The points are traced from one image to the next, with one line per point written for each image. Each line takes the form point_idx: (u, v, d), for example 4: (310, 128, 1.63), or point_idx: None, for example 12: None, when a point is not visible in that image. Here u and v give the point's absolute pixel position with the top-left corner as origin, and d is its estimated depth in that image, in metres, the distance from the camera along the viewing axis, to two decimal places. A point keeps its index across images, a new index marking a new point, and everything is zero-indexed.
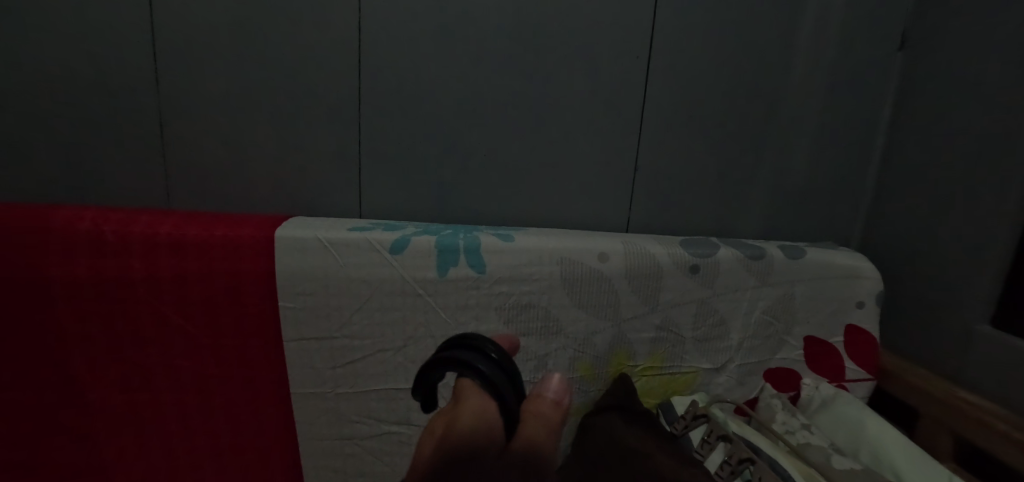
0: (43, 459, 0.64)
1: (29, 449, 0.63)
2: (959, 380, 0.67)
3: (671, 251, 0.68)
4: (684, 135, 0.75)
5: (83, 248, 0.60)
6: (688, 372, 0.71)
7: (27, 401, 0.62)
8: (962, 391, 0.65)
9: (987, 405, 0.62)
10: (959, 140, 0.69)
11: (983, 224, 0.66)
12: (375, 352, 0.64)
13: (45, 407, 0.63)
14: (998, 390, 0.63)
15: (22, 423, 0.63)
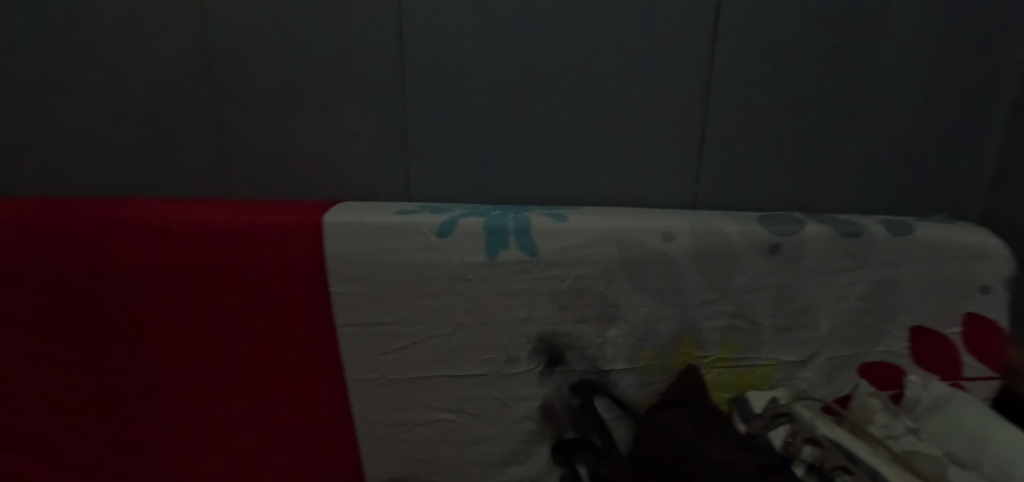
0: (126, 434, 0.68)
1: (113, 426, 0.68)
2: None
3: (745, 229, 0.59)
4: (760, 100, 0.66)
5: (147, 239, 0.62)
6: (766, 365, 0.64)
7: (110, 381, 0.67)
8: None
9: None
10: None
11: None
12: (425, 339, 0.62)
13: (125, 386, 0.67)
14: None
15: (107, 400, 0.67)
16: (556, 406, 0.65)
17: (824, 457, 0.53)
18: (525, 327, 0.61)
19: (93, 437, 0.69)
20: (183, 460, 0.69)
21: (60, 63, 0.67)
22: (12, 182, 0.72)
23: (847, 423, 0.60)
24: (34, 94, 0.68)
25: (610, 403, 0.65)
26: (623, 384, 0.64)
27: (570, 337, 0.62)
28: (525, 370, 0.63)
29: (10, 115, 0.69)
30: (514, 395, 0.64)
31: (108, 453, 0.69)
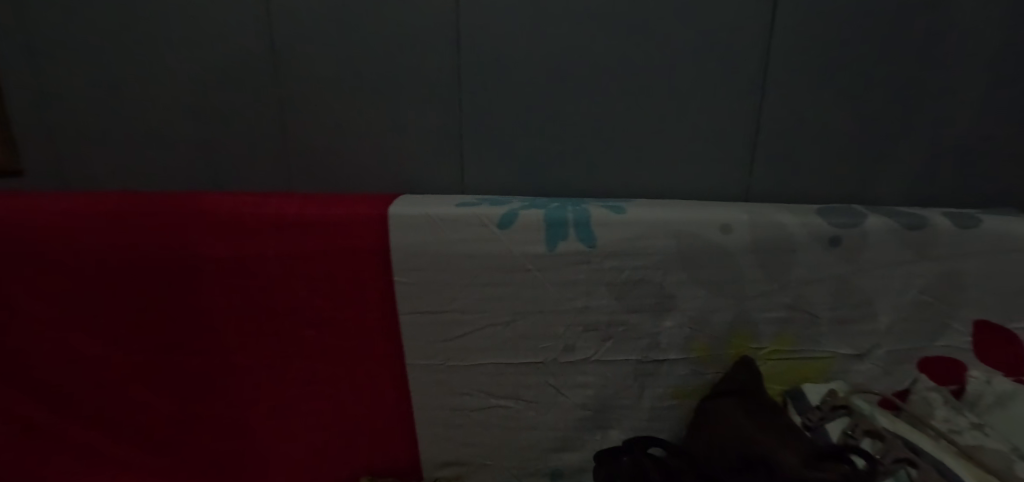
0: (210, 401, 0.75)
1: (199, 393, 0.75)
2: None
3: (805, 221, 0.59)
4: (818, 92, 0.66)
5: (226, 228, 0.67)
6: (823, 357, 0.64)
7: (194, 356, 0.73)
8: None
9: None
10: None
11: None
12: (485, 326, 0.64)
13: (208, 361, 0.73)
14: None
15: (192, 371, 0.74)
16: (610, 395, 0.66)
17: (885, 450, 0.54)
18: (581, 316, 0.63)
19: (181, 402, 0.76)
20: (261, 428, 0.75)
21: (144, 65, 0.72)
22: (109, 174, 0.80)
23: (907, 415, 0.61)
24: (125, 94, 0.74)
25: (664, 392, 0.66)
26: (677, 374, 0.65)
27: (626, 327, 0.63)
28: (581, 359, 0.65)
29: (104, 114, 0.76)
30: (570, 383, 0.66)
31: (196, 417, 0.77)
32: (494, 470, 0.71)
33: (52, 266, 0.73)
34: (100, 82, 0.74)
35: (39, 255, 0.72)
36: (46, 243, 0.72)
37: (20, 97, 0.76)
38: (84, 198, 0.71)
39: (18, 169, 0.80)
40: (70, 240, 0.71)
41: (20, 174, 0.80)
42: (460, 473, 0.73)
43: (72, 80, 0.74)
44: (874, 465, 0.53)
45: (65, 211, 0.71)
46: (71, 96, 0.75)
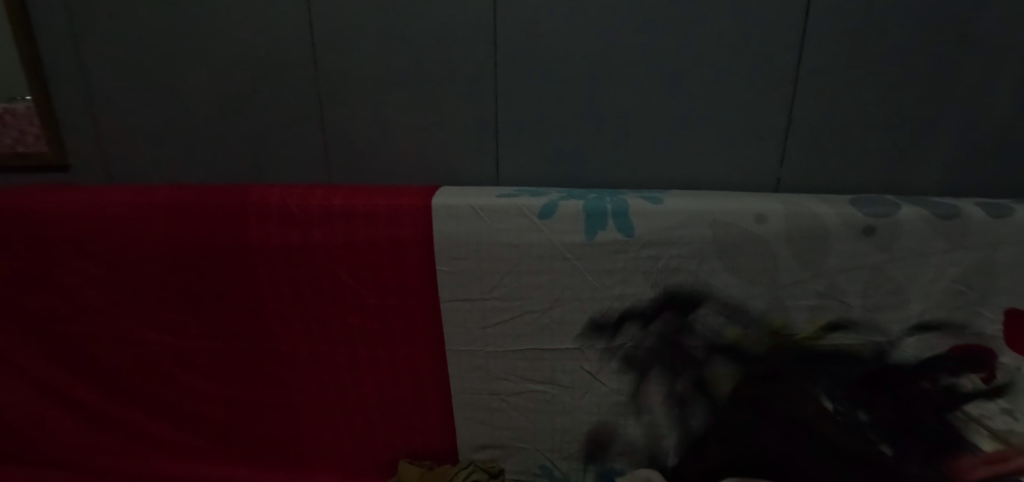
0: (259, 384, 0.79)
1: (250, 375, 0.79)
2: None
3: (840, 211, 0.61)
4: (850, 85, 0.66)
5: (276, 220, 0.70)
6: (854, 345, 0.65)
7: (244, 341, 0.77)
8: None
9: None
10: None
11: None
12: (523, 313, 0.67)
13: (258, 345, 0.77)
14: None
15: (243, 355, 0.78)
16: (645, 380, 0.68)
17: None
18: (619, 303, 0.65)
19: (232, 383, 0.80)
20: (307, 410, 0.79)
21: (189, 63, 0.75)
22: (152, 168, 0.83)
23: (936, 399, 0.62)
24: (168, 90, 0.77)
25: (696, 378, 0.67)
26: (710, 360, 0.67)
27: (661, 314, 0.65)
28: (616, 345, 0.67)
29: (149, 110, 0.79)
30: (605, 369, 0.68)
31: (245, 397, 0.81)
32: (530, 452, 0.74)
33: (113, 254, 0.77)
34: (143, 78, 0.77)
35: (101, 244, 0.77)
36: (107, 232, 0.76)
37: (67, 94, 0.80)
38: (140, 191, 0.76)
39: (64, 163, 0.84)
40: (127, 230, 0.76)
41: (67, 168, 0.84)
42: (496, 455, 0.76)
43: (117, 77, 0.78)
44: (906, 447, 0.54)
45: (123, 203, 0.75)
46: (120, 94, 0.79)
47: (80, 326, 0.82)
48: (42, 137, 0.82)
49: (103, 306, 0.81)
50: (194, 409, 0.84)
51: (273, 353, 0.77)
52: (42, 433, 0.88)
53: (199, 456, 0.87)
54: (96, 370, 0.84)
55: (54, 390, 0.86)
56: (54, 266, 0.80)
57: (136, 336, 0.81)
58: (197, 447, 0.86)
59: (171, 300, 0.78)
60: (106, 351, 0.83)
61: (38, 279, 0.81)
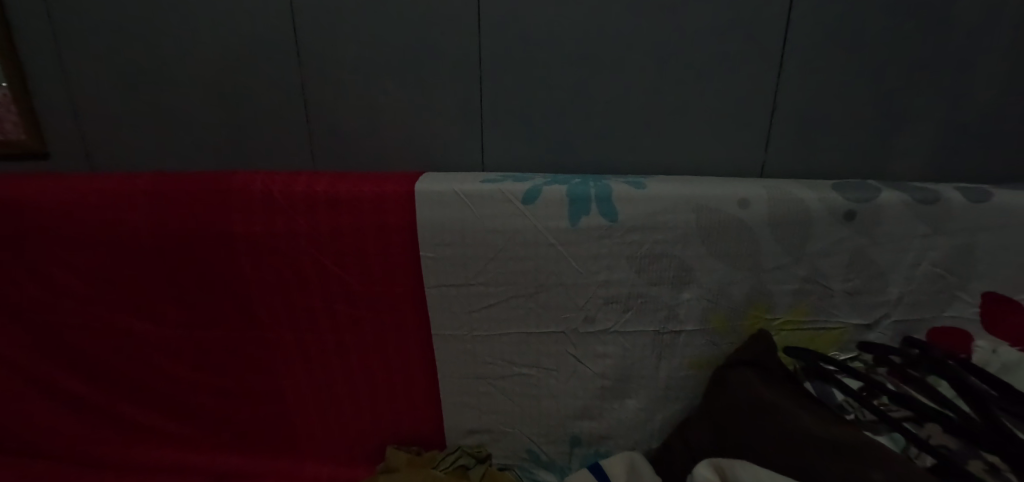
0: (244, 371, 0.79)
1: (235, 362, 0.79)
2: None
3: (822, 196, 0.61)
4: (835, 71, 0.66)
5: (260, 207, 0.70)
6: (834, 329, 0.66)
7: (229, 329, 0.77)
8: None
9: None
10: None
11: None
12: (508, 299, 0.67)
13: (242, 333, 0.76)
14: None
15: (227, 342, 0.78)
16: (629, 365, 0.68)
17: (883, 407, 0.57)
18: (604, 289, 0.65)
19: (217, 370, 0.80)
20: (294, 398, 0.79)
21: (166, 47, 0.74)
22: (131, 155, 0.81)
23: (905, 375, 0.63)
24: (146, 75, 0.76)
25: (680, 363, 0.68)
26: (693, 345, 0.67)
27: (645, 299, 0.65)
28: (601, 329, 0.67)
29: (127, 96, 0.77)
30: (590, 354, 0.69)
31: (230, 384, 0.81)
32: (516, 437, 0.75)
33: (93, 242, 0.77)
34: (121, 63, 0.75)
35: (81, 231, 0.76)
36: (86, 220, 0.75)
37: (42, 79, 0.78)
38: (119, 178, 0.75)
39: (42, 150, 0.82)
40: (108, 218, 0.75)
41: (46, 155, 0.83)
42: (483, 440, 0.76)
43: (94, 61, 0.76)
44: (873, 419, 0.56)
45: (103, 190, 0.74)
46: (96, 79, 0.77)
47: (62, 314, 0.81)
48: (20, 124, 0.81)
49: (86, 294, 0.80)
50: (180, 397, 0.83)
51: (258, 340, 0.76)
52: (25, 422, 0.87)
53: (187, 443, 0.87)
54: (80, 359, 0.84)
55: (37, 379, 0.85)
56: (34, 255, 0.79)
57: (119, 324, 0.80)
58: (185, 434, 0.86)
59: (154, 288, 0.77)
60: (90, 340, 0.82)
61: (18, 268, 0.80)
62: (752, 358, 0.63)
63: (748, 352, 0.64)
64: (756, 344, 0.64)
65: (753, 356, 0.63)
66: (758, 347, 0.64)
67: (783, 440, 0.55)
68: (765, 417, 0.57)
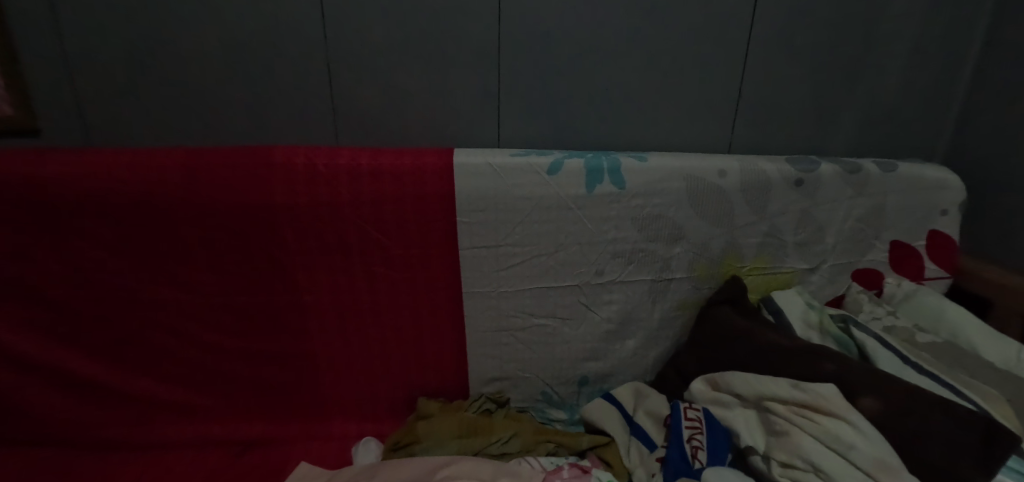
0: (275, 339, 0.84)
1: (266, 332, 0.84)
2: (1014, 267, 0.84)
3: (779, 167, 0.78)
4: (784, 68, 0.85)
5: (304, 180, 0.76)
6: (786, 273, 0.84)
7: (262, 298, 0.82)
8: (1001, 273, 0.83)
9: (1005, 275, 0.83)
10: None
11: None
12: (531, 258, 0.78)
13: (276, 303, 0.82)
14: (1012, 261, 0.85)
15: (258, 312, 0.83)
16: (630, 310, 0.82)
17: (825, 324, 0.76)
18: (611, 245, 0.78)
19: (246, 340, 0.84)
20: (325, 361, 0.86)
21: (191, 29, 0.76)
22: (145, 132, 0.82)
23: (862, 314, 0.80)
24: (167, 56, 0.78)
25: (670, 306, 0.83)
26: (682, 290, 0.82)
27: (646, 253, 0.79)
28: (608, 281, 0.81)
29: (143, 76, 0.78)
30: (599, 302, 0.82)
31: (257, 353, 0.85)
32: (532, 381, 0.87)
33: (112, 219, 0.77)
34: (140, 41, 0.77)
35: (98, 210, 0.76)
36: (101, 199, 0.76)
37: (45, 58, 0.77)
38: (143, 154, 0.76)
39: (34, 127, 0.81)
40: (131, 196, 0.76)
41: (38, 132, 0.81)
42: (502, 387, 0.87)
43: (110, 37, 0.76)
44: (816, 331, 0.76)
45: (122, 168, 0.75)
46: (109, 58, 0.77)
47: (72, 292, 0.80)
48: (7, 99, 0.78)
49: (103, 269, 0.80)
50: (201, 371, 0.86)
51: (294, 307, 0.82)
52: (24, 409, 0.85)
53: (206, 416, 0.89)
54: (91, 339, 0.83)
55: (37, 364, 0.83)
56: (42, 236, 0.77)
57: (139, 302, 0.82)
58: (205, 407, 0.88)
59: (180, 263, 0.80)
60: (102, 320, 0.82)
61: (23, 245, 0.78)
62: (724, 299, 0.80)
63: (721, 294, 0.80)
64: (726, 287, 0.80)
65: (725, 297, 0.80)
66: (727, 290, 0.80)
67: (771, 352, 0.69)
68: (738, 338, 0.73)
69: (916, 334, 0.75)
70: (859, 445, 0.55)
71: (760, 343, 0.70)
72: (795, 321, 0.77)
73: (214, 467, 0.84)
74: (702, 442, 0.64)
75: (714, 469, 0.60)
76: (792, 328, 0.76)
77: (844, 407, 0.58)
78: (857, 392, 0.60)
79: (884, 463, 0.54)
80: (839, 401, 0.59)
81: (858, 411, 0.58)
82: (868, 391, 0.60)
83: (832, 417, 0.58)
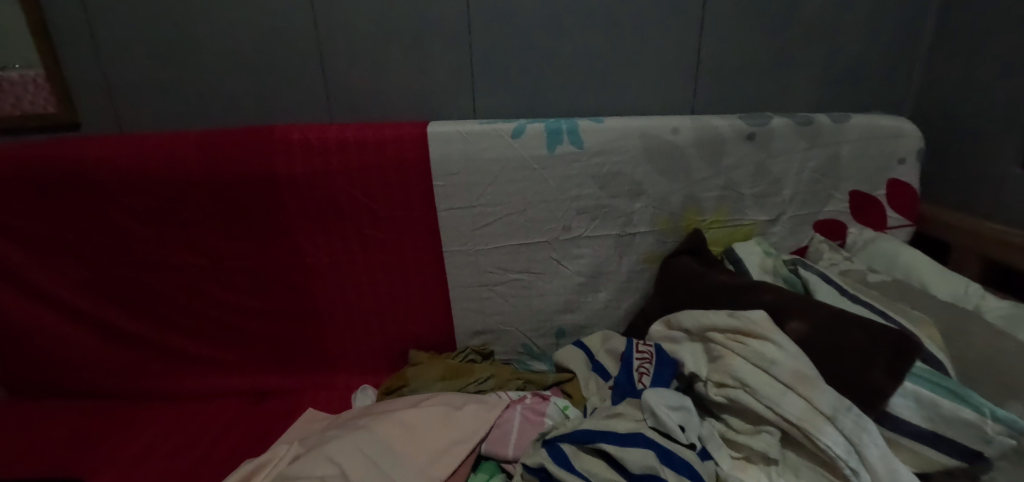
0: (282, 299, 0.95)
1: (275, 293, 0.95)
2: (976, 211, 0.85)
3: (731, 123, 0.83)
4: (742, 31, 0.88)
5: (299, 153, 0.85)
6: (747, 225, 0.88)
7: (269, 262, 0.92)
8: (964, 219, 0.84)
9: (966, 220, 0.83)
10: (1010, 5, 0.77)
11: (992, 90, 0.80)
12: (503, 217, 0.86)
13: (280, 266, 0.92)
14: (975, 206, 0.85)
15: (266, 275, 0.93)
16: (599, 263, 0.89)
17: (778, 268, 0.81)
18: (576, 202, 0.85)
19: (257, 300, 0.95)
20: (327, 319, 0.96)
21: (197, 24, 0.85)
22: (165, 120, 0.92)
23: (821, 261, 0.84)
24: (178, 50, 0.87)
25: (637, 259, 0.89)
26: (647, 243, 0.88)
27: (609, 208, 0.86)
28: (576, 236, 0.88)
29: (161, 69, 0.88)
30: (570, 256, 0.89)
31: (268, 311, 0.96)
32: (513, 333, 0.95)
33: (139, 194, 0.88)
34: (155, 38, 0.86)
35: (126, 187, 0.88)
36: (128, 178, 0.87)
37: (78, 58, 0.88)
38: (164, 137, 0.86)
39: (75, 121, 0.93)
40: (152, 173, 0.87)
41: (79, 125, 0.93)
42: (487, 340, 0.95)
43: (129, 36, 0.86)
44: (768, 273, 0.80)
45: (146, 150, 0.86)
46: (130, 55, 0.88)
47: (114, 260, 0.93)
48: (52, 97, 0.90)
49: (136, 238, 0.92)
50: (222, 328, 0.98)
51: (298, 269, 0.93)
52: (82, 363, 0.98)
53: (231, 370, 1.01)
54: (129, 300, 0.96)
55: (90, 321, 0.97)
56: (84, 213, 0.90)
57: (166, 268, 0.93)
58: (229, 361, 1.00)
59: (198, 233, 0.91)
60: (137, 284, 0.95)
61: (73, 221, 0.90)
62: (686, 249, 0.86)
63: (684, 246, 0.86)
64: (687, 240, 0.86)
65: (687, 248, 0.86)
66: (687, 242, 0.86)
67: (717, 289, 0.75)
68: (691, 281, 0.79)
69: (867, 274, 0.78)
70: (781, 361, 0.61)
71: (708, 285, 0.76)
72: (751, 267, 0.81)
73: (237, 411, 0.96)
74: (649, 369, 0.72)
75: (654, 390, 0.65)
76: (747, 272, 0.81)
77: (771, 329, 0.63)
78: (785, 318, 0.65)
79: (802, 375, 0.59)
80: (767, 324, 0.64)
81: (784, 333, 0.64)
82: (794, 316, 0.65)
83: (760, 338, 0.64)
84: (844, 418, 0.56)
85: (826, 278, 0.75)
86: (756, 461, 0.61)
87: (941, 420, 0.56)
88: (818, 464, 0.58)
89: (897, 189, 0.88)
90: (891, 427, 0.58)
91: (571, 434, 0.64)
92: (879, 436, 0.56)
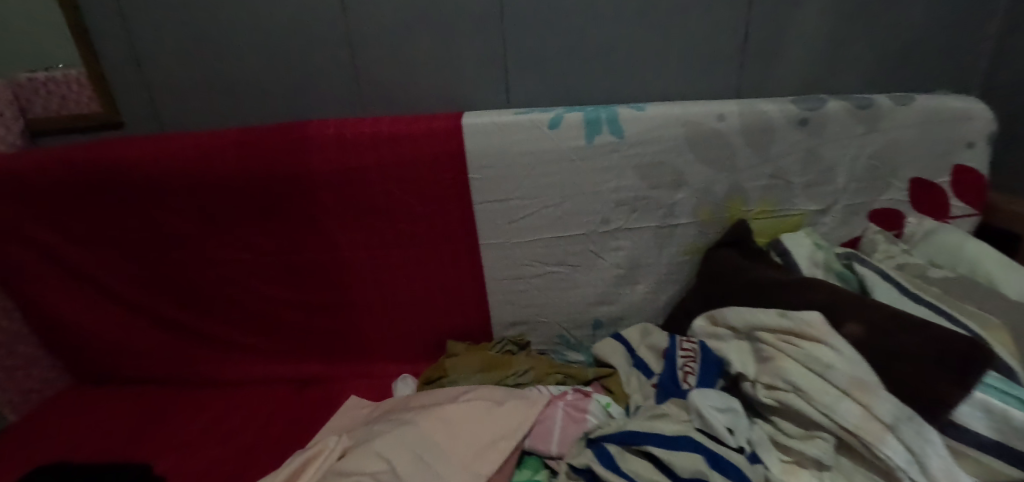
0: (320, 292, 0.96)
1: (313, 285, 0.96)
2: None
3: (781, 107, 0.78)
4: (793, 7, 0.82)
5: (333, 148, 0.84)
6: (797, 215, 0.84)
7: (307, 255, 0.93)
8: None
9: None
10: None
11: None
12: (539, 209, 0.84)
13: (319, 260, 0.93)
14: None
15: (304, 268, 0.94)
16: (637, 255, 0.87)
17: (831, 262, 0.77)
18: (615, 194, 0.83)
19: (296, 292, 0.96)
20: (364, 310, 0.97)
21: (226, 19, 0.84)
22: (201, 116, 0.93)
23: (876, 254, 0.79)
24: (210, 45, 0.86)
25: (677, 250, 0.87)
26: (689, 235, 0.86)
27: (648, 199, 0.83)
28: (614, 227, 0.85)
29: (194, 65, 0.88)
30: (608, 248, 0.87)
31: (307, 303, 0.97)
32: (550, 325, 0.94)
33: (178, 190, 0.89)
34: (186, 33, 0.86)
35: (166, 183, 0.89)
36: (167, 174, 0.88)
37: (112, 55, 0.88)
38: (201, 134, 0.87)
39: (118, 119, 0.93)
40: (190, 169, 0.87)
41: (121, 124, 0.94)
42: (523, 331, 0.95)
43: (161, 32, 0.86)
44: (818, 266, 0.77)
45: (184, 146, 0.87)
46: (163, 51, 0.87)
47: (158, 254, 0.95)
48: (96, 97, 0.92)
49: (178, 233, 0.93)
50: (264, 319, 1.00)
51: (335, 263, 0.93)
52: (133, 351, 1.02)
53: (273, 358, 1.03)
54: (174, 293, 0.99)
55: (140, 311, 1.00)
56: (127, 208, 0.92)
57: (208, 261, 0.95)
58: (271, 350, 1.02)
59: (237, 227, 0.92)
60: (180, 277, 0.97)
61: (119, 216, 0.93)
62: (730, 242, 0.83)
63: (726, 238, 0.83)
64: (730, 231, 0.83)
65: (730, 240, 0.83)
66: (731, 234, 0.83)
67: (764, 285, 0.72)
68: (735, 274, 0.77)
69: (928, 270, 0.73)
70: (837, 366, 0.58)
71: (754, 281, 0.73)
72: (801, 263, 0.77)
73: (282, 398, 0.98)
74: (695, 368, 0.70)
75: (701, 391, 0.64)
76: (795, 267, 0.77)
77: (826, 331, 0.60)
78: (842, 320, 0.62)
79: (860, 381, 0.57)
80: (822, 326, 0.61)
81: (841, 336, 0.61)
82: (852, 318, 0.62)
83: (814, 341, 0.61)
84: (906, 427, 0.54)
85: (883, 274, 0.72)
86: (808, 465, 0.59)
87: (1014, 432, 0.52)
88: (875, 472, 0.56)
89: (963, 175, 0.82)
90: (956, 437, 0.54)
91: (617, 435, 0.64)
92: (944, 446, 0.53)
